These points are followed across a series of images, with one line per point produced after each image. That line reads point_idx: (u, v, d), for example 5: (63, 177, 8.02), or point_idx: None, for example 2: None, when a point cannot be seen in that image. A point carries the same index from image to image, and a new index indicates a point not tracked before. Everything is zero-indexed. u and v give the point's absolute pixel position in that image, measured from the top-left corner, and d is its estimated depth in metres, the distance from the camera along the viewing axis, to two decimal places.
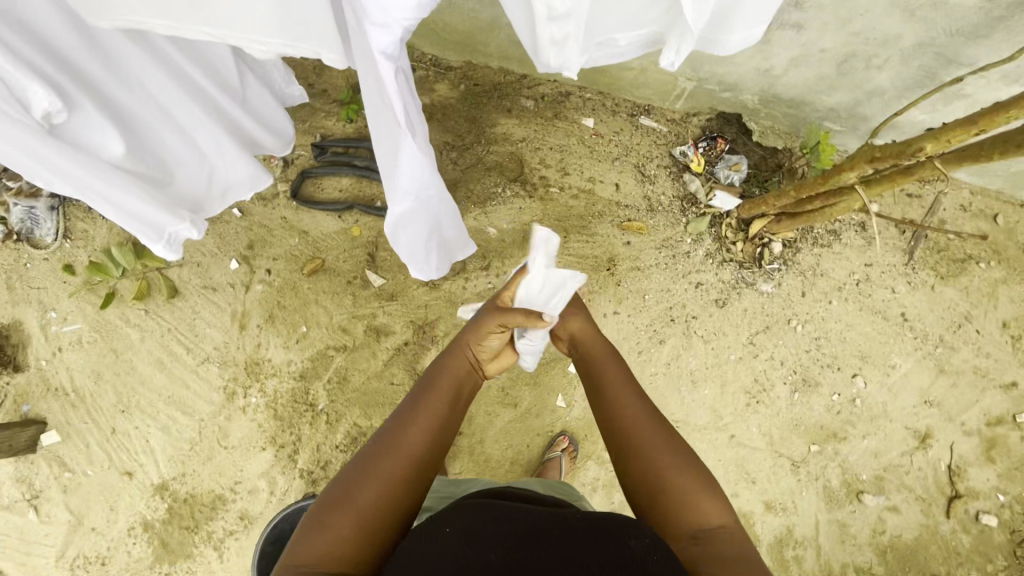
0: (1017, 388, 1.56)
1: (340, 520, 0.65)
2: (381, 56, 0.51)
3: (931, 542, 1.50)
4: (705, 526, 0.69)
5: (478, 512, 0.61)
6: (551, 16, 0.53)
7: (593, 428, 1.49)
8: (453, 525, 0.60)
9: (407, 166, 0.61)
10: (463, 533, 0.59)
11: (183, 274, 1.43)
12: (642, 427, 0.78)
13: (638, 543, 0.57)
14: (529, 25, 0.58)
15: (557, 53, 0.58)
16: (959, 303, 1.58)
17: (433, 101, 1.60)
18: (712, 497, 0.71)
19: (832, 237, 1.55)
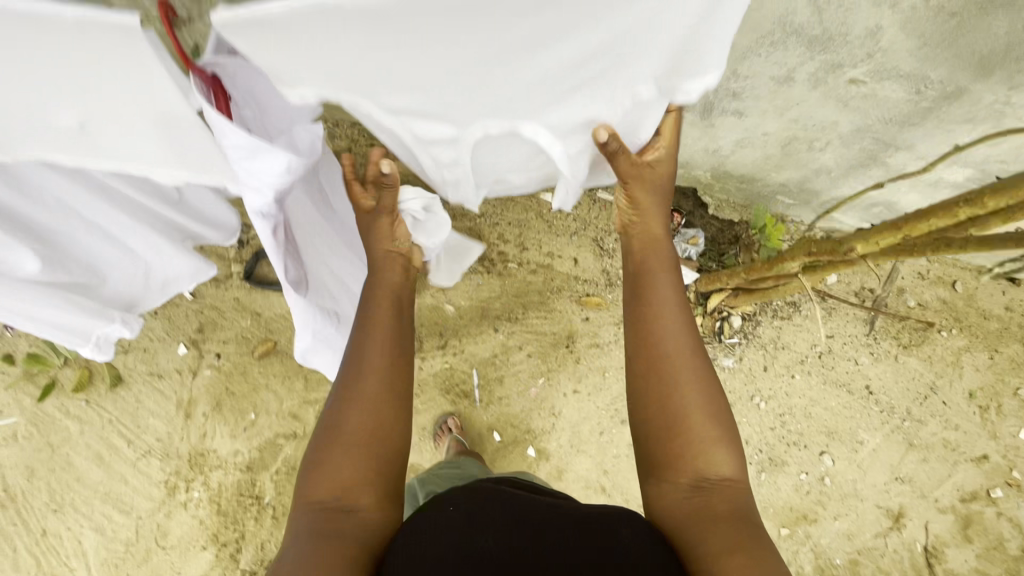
0: (988, 461, 1.53)
1: (334, 455, 0.65)
2: (257, 216, 0.53)
3: None
4: (710, 477, 0.65)
5: (483, 501, 0.66)
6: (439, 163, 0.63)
7: None
8: (453, 506, 0.65)
9: None
10: (462, 514, 0.63)
11: (127, 361, 1.39)
12: (677, 347, 0.69)
13: (630, 533, 0.60)
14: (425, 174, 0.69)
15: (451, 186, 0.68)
16: (924, 373, 1.56)
17: None
18: (730, 450, 0.66)
19: (792, 309, 1.53)
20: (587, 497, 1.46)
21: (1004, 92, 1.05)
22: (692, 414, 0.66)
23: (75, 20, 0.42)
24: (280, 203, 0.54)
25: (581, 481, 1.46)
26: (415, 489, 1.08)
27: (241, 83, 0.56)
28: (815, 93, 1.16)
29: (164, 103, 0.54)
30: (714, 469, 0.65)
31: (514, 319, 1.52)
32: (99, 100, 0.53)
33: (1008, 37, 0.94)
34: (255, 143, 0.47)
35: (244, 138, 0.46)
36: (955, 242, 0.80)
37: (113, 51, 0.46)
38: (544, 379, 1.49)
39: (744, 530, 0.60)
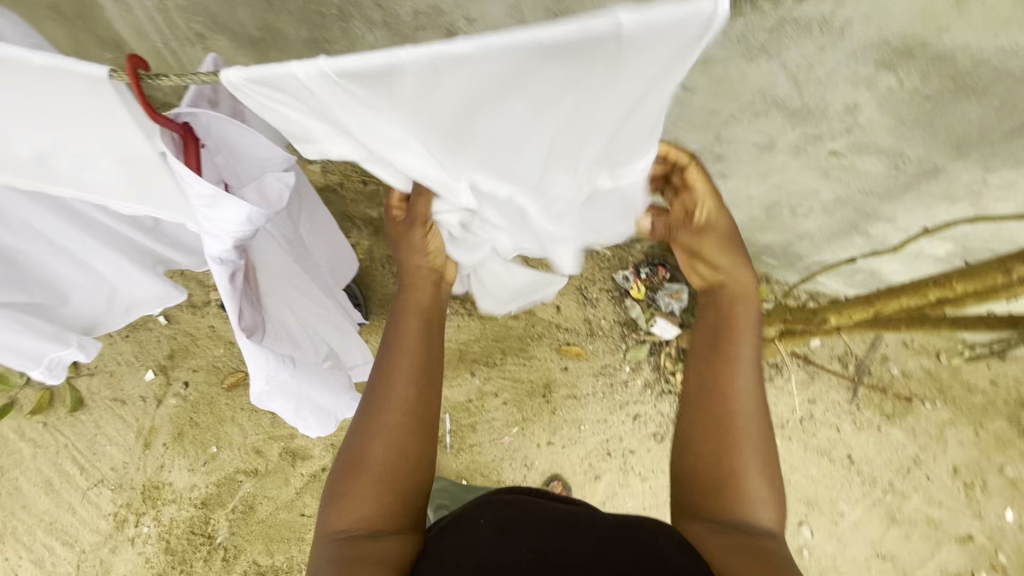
0: (972, 542, 1.51)
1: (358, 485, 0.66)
2: (216, 261, 0.57)
3: None
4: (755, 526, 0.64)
5: (513, 509, 0.62)
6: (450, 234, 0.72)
7: None
8: (488, 517, 0.61)
9: (254, 363, 0.67)
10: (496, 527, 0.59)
11: (91, 384, 1.35)
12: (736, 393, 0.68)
13: (668, 542, 0.57)
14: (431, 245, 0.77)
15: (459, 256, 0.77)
16: (908, 445, 1.53)
17: (381, 215, 1.62)
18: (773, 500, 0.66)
19: (774, 372, 1.52)
20: None
21: (981, 172, 1.06)
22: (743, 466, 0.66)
23: (42, 64, 0.47)
24: (241, 250, 0.59)
25: None
26: (425, 507, 1.11)
27: (213, 133, 0.59)
28: (796, 161, 1.19)
29: (134, 149, 0.55)
30: (758, 517, 0.64)
31: (492, 364, 1.50)
32: (74, 138, 0.55)
33: (980, 122, 0.95)
34: (215, 191, 0.53)
35: (205, 185, 0.52)
36: (930, 318, 0.82)
37: (84, 92, 0.50)
38: (518, 428, 1.47)
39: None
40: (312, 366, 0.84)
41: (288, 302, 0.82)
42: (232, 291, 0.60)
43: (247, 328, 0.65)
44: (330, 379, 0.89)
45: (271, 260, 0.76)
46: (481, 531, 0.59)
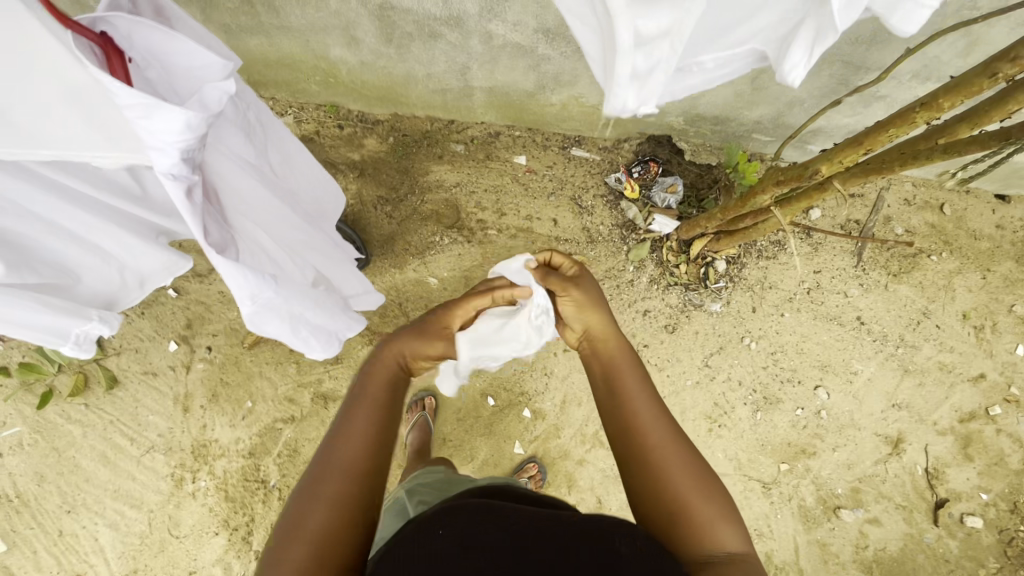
0: (985, 380, 1.52)
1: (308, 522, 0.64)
2: (166, 177, 0.51)
3: (917, 552, 1.45)
4: (716, 553, 0.65)
5: (471, 517, 0.64)
6: (637, 42, 0.49)
7: (562, 454, 1.47)
8: (444, 527, 0.63)
9: (232, 280, 0.60)
10: (454, 534, 0.61)
11: (121, 362, 1.41)
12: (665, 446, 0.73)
13: (628, 548, 0.58)
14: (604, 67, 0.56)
15: (662, 80, 0.52)
16: (915, 299, 1.55)
17: (364, 157, 1.66)
18: (731, 528, 0.67)
19: (777, 248, 1.53)
20: (586, 452, 1.47)
21: (966, 14, 0.98)
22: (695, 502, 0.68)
23: None
24: (195, 161, 0.53)
25: (576, 433, 1.48)
26: (403, 502, 1.04)
27: (137, 42, 0.52)
28: None
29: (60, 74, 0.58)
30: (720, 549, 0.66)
31: None
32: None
33: None
34: (145, 99, 0.47)
35: (133, 93, 0.46)
36: (924, 154, 0.81)
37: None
38: None
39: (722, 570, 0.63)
40: (303, 289, 0.80)
41: (267, 228, 0.77)
42: (193, 211, 0.54)
43: (219, 247, 0.59)
44: (325, 301, 0.86)
45: (236, 185, 0.68)
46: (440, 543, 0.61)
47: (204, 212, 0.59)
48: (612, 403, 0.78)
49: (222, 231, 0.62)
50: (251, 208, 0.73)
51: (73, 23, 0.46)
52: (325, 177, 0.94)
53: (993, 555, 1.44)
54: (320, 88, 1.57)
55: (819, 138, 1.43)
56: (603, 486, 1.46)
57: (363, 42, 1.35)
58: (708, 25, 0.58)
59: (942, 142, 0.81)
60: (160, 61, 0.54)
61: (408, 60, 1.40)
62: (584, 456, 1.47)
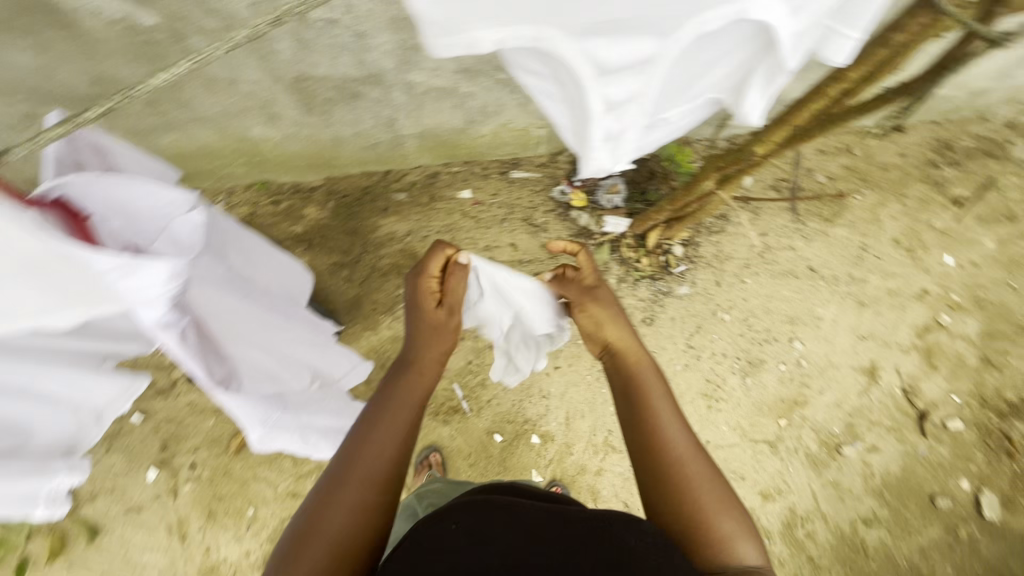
0: (929, 294, 1.66)
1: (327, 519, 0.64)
2: (159, 328, 0.51)
3: (918, 466, 1.55)
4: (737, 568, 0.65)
5: (479, 507, 0.60)
6: (609, 108, 0.54)
7: (579, 470, 1.48)
8: (458, 520, 0.59)
9: (242, 415, 0.68)
10: (468, 529, 0.57)
11: (98, 508, 1.29)
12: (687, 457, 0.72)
13: (637, 542, 0.56)
14: (575, 136, 0.58)
15: (632, 137, 0.58)
16: (852, 238, 1.68)
17: (307, 227, 1.62)
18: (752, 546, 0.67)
19: (723, 222, 1.63)
20: (602, 461, 1.49)
21: None
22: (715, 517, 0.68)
23: None
24: (180, 306, 0.54)
25: (587, 445, 1.49)
26: (413, 505, 1.00)
27: (96, 196, 0.50)
28: None
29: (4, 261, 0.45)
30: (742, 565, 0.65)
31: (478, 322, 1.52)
32: None
33: None
34: (123, 263, 0.46)
35: (112, 259, 0.45)
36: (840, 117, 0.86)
37: None
38: None
39: None
40: (303, 396, 0.88)
41: (262, 340, 0.77)
42: (189, 353, 0.55)
43: (223, 383, 0.63)
44: (324, 401, 0.95)
45: (223, 310, 0.67)
46: (455, 538, 0.56)
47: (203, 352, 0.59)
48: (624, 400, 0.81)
49: (221, 366, 0.63)
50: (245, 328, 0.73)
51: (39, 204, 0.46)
52: (293, 264, 0.92)
53: (981, 450, 1.56)
54: (246, 169, 1.53)
55: (735, 114, 1.53)
56: (626, 489, 1.48)
57: (283, 116, 1.32)
58: (671, 90, 0.58)
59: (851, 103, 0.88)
60: (120, 210, 0.52)
61: (333, 123, 1.38)
62: (601, 466, 1.48)
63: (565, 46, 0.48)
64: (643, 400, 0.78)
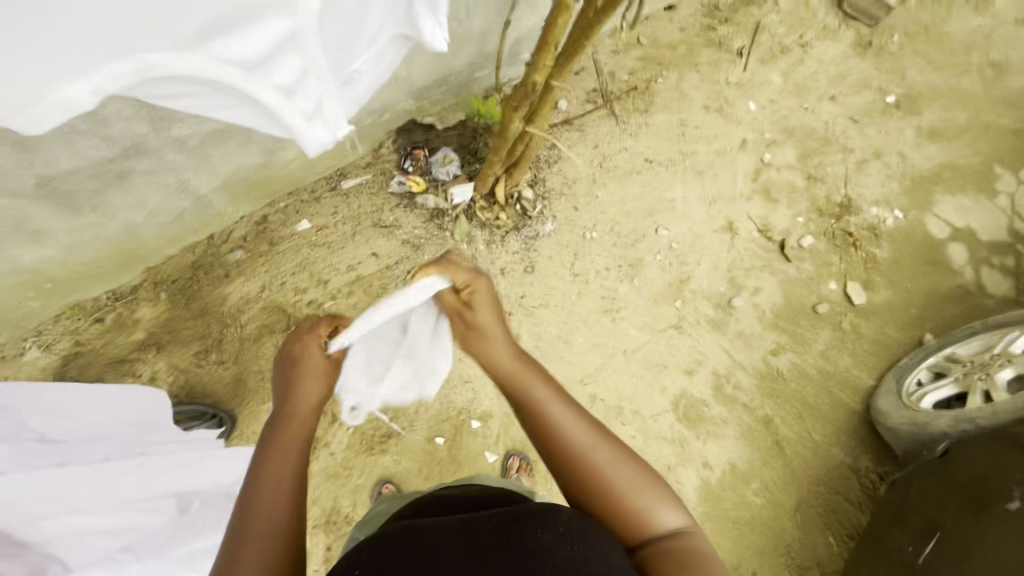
0: (748, 141, 1.84)
1: None
2: None
3: (795, 288, 1.75)
4: (661, 536, 0.67)
5: (394, 534, 0.53)
6: (287, 92, 0.72)
7: (527, 431, 1.50)
8: (367, 554, 0.52)
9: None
10: (378, 562, 0.50)
11: None
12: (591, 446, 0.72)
13: (549, 535, 0.52)
14: (281, 127, 0.77)
15: (328, 112, 0.78)
16: (671, 118, 1.80)
17: (149, 329, 1.45)
18: (670, 505, 0.70)
19: (557, 150, 1.68)
20: None
21: None
22: (630, 492, 0.70)
23: None
24: None
25: None
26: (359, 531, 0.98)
27: None
28: None
29: None
30: (663, 530, 0.68)
31: None
32: None
33: None
34: None
35: None
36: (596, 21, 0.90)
37: None
38: None
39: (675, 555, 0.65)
40: (161, 533, 0.90)
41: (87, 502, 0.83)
42: None
43: None
44: (203, 515, 0.96)
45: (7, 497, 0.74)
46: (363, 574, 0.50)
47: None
48: (528, 421, 0.76)
49: (23, 563, 0.74)
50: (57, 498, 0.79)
51: None
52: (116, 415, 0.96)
53: (834, 252, 1.79)
54: (44, 299, 1.32)
55: (523, 47, 1.55)
56: None
57: (49, 228, 1.14)
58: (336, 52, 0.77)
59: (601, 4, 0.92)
60: None
61: (115, 213, 1.21)
62: None
63: (193, 61, 0.63)
64: (541, 413, 0.75)
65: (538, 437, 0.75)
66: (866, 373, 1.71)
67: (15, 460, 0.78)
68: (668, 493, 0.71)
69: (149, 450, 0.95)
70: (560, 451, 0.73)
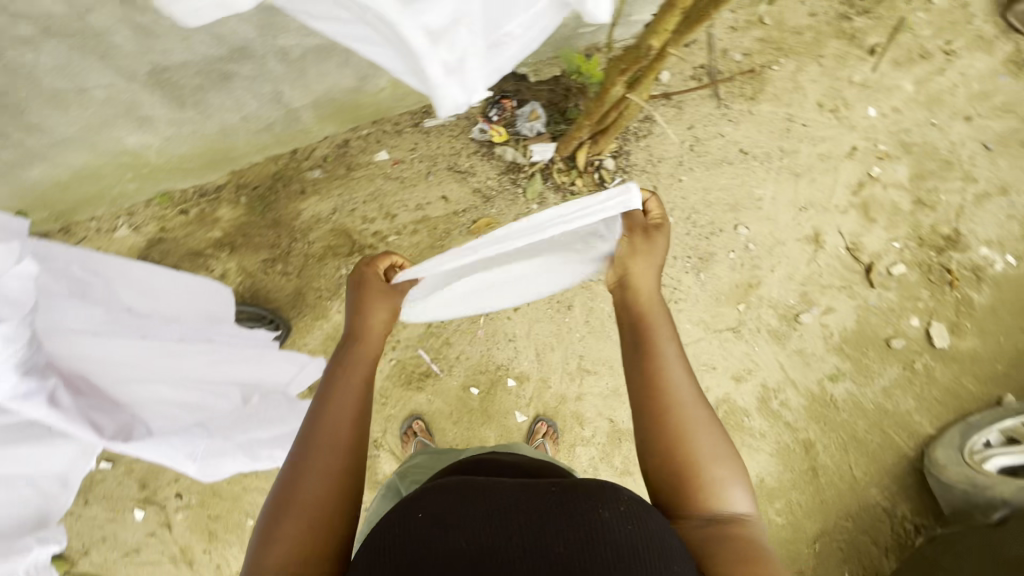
0: (858, 150, 1.68)
1: (288, 522, 0.65)
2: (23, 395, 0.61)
3: (871, 316, 1.63)
4: (724, 513, 0.68)
5: (449, 491, 0.55)
6: (432, 38, 0.53)
7: (560, 400, 1.51)
8: (424, 506, 0.54)
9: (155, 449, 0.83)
10: (434, 516, 0.52)
11: (96, 558, 1.28)
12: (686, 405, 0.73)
13: (611, 514, 0.52)
14: (418, 77, 0.59)
15: (471, 71, 0.59)
16: (778, 111, 1.66)
17: (226, 229, 1.53)
18: (741, 491, 0.70)
19: (649, 124, 1.60)
20: (580, 387, 1.52)
21: None
22: (706, 463, 0.70)
23: None
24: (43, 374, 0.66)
25: (562, 374, 1.51)
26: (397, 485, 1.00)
27: None
28: None
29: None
30: (729, 508, 0.68)
31: None
32: None
33: None
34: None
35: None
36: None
37: None
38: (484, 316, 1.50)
39: (734, 532, 0.65)
40: (226, 414, 0.98)
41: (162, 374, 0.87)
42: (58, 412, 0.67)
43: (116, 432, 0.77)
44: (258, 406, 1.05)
45: (103, 358, 0.80)
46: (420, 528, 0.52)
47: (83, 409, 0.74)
48: (639, 361, 0.77)
49: (115, 417, 0.80)
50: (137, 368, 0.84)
51: None
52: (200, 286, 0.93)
53: (925, 287, 1.65)
54: (140, 183, 1.41)
55: (635, 8, 1.45)
56: (609, 407, 1.52)
57: (155, 117, 1.20)
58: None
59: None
60: None
61: (213, 112, 1.26)
62: (580, 392, 1.52)
63: None
64: (659, 355, 0.76)
65: (640, 379, 0.76)
66: (928, 421, 1.60)
67: (101, 323, 0.79)
68: (742, 477, 0.71)
69: (222, 336, 0.98)
70: (659, 399, 0.74)
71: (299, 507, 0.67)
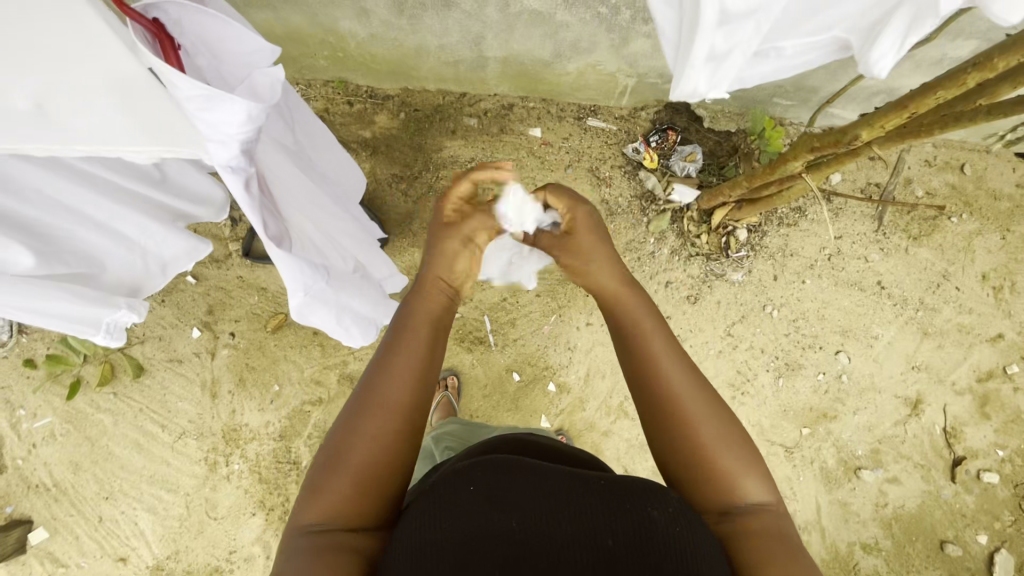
0: (1003, 339, 1.53)
1: (336, 479, 0.61)
2: (225, 167, 0.56)
3: (935, 508, 1.48)
4: (743, 501, 0.62)
5: (501, 466, 0.57)
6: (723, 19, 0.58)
7: (586, 426, 1.49)
8: (477, 481, 0.56)
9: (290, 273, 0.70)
10: (487, 492, 0.54)
11: (146, 350, 1.42)
12: (684, 390, 0.67)
13: (661, 513, 0.52)
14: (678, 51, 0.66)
15: (731, 66, 0.63)
16: (936, 262, 1.54)
17: (376, 134, 1.63)
18: (758, 476, 0.63)
19: (798, 215, 1.53)
20: (612, 424, 1.49)
21: None
22: (714, 447, 0.64)
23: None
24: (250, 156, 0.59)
25: (600, 404, 1.49)
26: (430, 448, 1.05)
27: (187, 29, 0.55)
28: None
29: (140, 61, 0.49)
30: (744, 498, 0.62)
31: None
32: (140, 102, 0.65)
33: None
34: (207, 90, 0.50)
35: (196, 85, 0.50)
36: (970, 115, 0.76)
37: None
38: (556, 316, 1.51)
39: (754, 524, 0.59)
40: (344, 275, 0.89)
41: (310, 214, 0.83)
42: (251, 200, 0.60)
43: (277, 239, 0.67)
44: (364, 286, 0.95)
45: (276, 168, 0.74)
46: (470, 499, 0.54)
47: (261, 205, 0.65)
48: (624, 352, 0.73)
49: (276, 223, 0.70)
50: (296, 193, 0.79)
51: (133, 11, 0.50)
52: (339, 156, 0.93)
53: (1009, 509, 1.48)
54: (328, 64, 1.53)
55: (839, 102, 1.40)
56: (629, 456, 1.48)
57: (373, 13, 1.30)
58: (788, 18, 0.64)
59: (984, 103, 0.79)
60: (207, 44, 0.57)
61: (420, 30, 1.35)
62: (610, 428, 1.49)
63: None
64: (646, 340, 0.72)
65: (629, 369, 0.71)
66: None
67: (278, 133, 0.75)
68: (756, 457, 0.65)
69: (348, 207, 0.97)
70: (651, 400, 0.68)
71: (341, 470, 0.61)
